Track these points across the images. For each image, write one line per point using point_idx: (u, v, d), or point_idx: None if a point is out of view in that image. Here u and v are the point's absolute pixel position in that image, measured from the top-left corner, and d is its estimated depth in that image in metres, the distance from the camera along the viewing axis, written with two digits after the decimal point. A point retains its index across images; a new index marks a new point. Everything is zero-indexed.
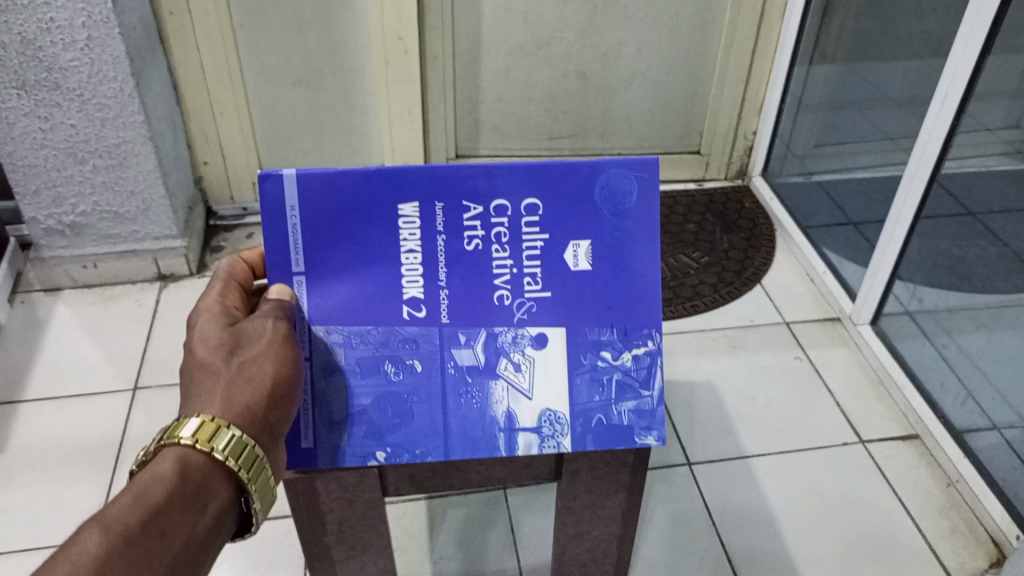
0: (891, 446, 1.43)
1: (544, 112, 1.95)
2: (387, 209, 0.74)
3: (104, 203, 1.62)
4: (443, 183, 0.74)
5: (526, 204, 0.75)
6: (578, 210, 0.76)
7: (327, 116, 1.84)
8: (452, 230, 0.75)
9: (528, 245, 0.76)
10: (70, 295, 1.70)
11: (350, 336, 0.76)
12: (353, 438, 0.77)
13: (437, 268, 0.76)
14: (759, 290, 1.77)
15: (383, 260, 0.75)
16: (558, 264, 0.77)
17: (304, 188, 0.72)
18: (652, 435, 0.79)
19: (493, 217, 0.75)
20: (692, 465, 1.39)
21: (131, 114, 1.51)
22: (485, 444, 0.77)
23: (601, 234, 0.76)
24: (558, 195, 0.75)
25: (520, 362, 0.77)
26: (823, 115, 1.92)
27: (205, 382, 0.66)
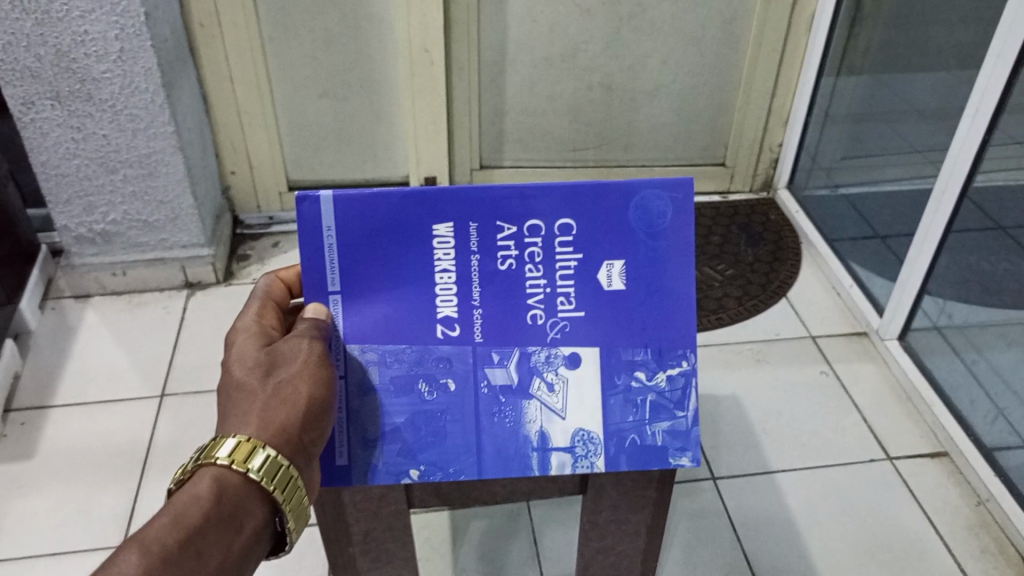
0: (919, 463, 1.41)
1: (568, 123, 1.95)
2: (422, 229, 0.75)
3: (134, 211, 1.64)
4: (478, 203, 0.75)
5: (560, 224, 0.76)
6: (613, 230, 0.76)
7: (353, 127, 1.86)
8: (486, 250, 0.76)
9: (561, 265, 0.77)
10: (99, 302, 1.73)
11: (385, 355, 0.77)
12: (386, 456, 0.78)
13: (471, 288, 0.77)
14: (785, 304, 1.76)
15: (418, 280, 0.76)
16: (592, 285, 0.77)
17: (341, 209, 0.73)
18: (686, 457, 0.78)
19: (527, 237, 0.76)
20: (717, 480, 1.38)
21: (162, 125, 1.53)
22: (518, 463, 0.78)
23: (635, 254, 0.76)
24: (593, 216, 0.76)
25: (553, 382, 0.77)
26: (848, 126, 1.86)
27: (242, 402, 0.68)
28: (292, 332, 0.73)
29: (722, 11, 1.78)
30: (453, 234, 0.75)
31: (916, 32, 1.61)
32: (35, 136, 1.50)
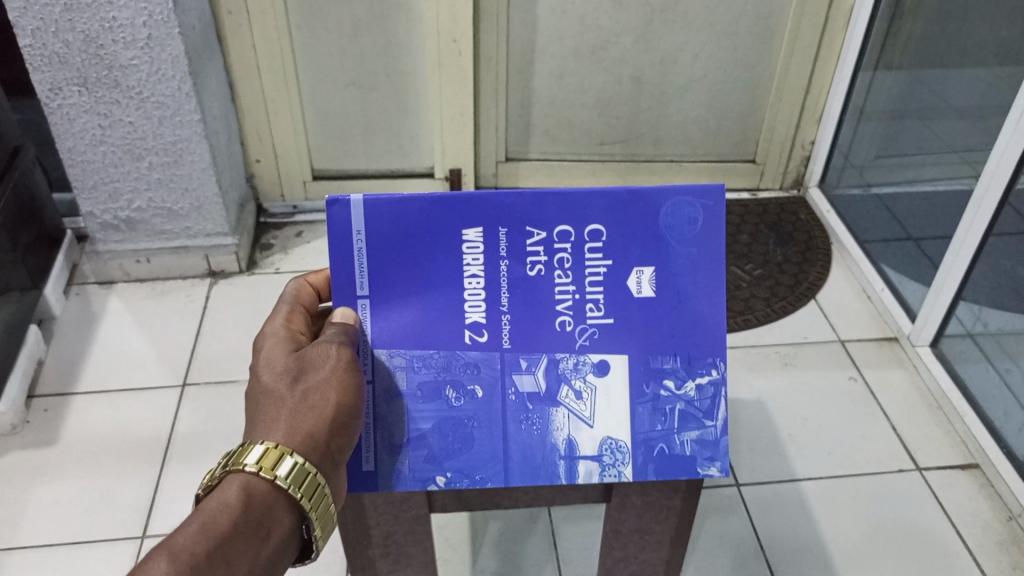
0: (948, 474, 1.38)
1: (596, 117, 1.92)
2: (450, 234, 0.73)
3: (159, 199, 1.64)
4: (507, 209, 0.73)
5: (590, 230, 0.74)
6: (643, 237, 0.74)
7: (379, 117, 1.84)
8: (515, 256, 0.74)
9: (591, 272, 0.74)
10: (124, 288, 1.73)
11: (412, 360, 0.75)
12: (413, 463, 0.76)
13: (499, 294, 0.75)
14: (814, 306, 1.72)
15: (446, 285, 0.74)
16: (622, 292, 0.75)
17: (370, 214, 0.72)
18: (715, 467, 0.76)
19: (556, 243, 0.74)
20: (740, 486, 1.36)
21: (188, 113, 1.52)
22: (545, 471, 0.75)
23: (665, 261, 0.74)
24: (623, 222, 0.74)
25: (582, 390, 0.75)
26: (884, 124, 1.82)
27: (271, 409, 0.67)
28: (320, 337, 0.71)
29: (757, 5, 1.74)
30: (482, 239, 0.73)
31: (957, 28, 1.56)
32: (62, 122, 1.50)
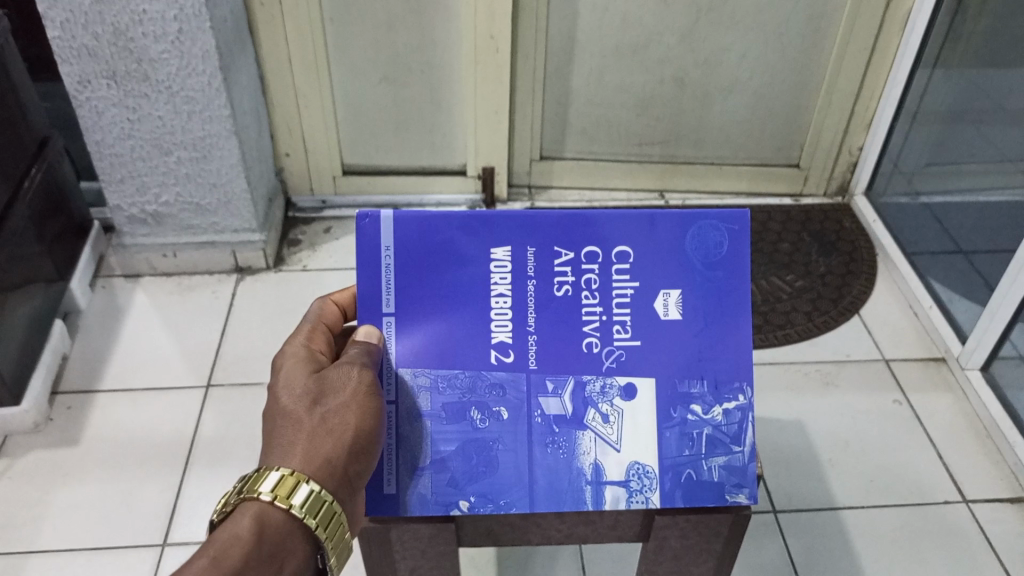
0: (998, 509, 1.32)
1: (635, 117, 1.86)
2: (478, 251, 0.69)
3: (187, 194, 1.61)
4: (534, 228, 0.69)
5: (617, 251, 0.69)
6: (669, 259, 0.69)
7: (412, 113, 1.79)
8: (542, 275, 0.70)
9: (617, 294, 0.70)
10: (149, 282, 1.70)
11: (436, 380, 0.70)
12: (433, 486, 0.70)
13: (526, 314, 0.70)
14: (857, 322, 1.66)
15: (472, 303, 0.69)
16: (650, 315, 0.70)
17: (399, 230, 0.68)
18: (743, 494, 0.71)
19: (584, 264, 0.69)
20: (777, 513, 1.31)
21: (217, 108, 1.49)
22: (571, 497, 0.69)
23: (693, 284, 0.69)
24: (651, 244, 0.69)
25: (609, 414, 0.69)
26: (937, 128, 1.74)
27: (293, 430, 0.63)
28: (341, 358, 0.67)
29: (809, 6, 1.66)
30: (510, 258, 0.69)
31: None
32: (90, 115, 1.46)
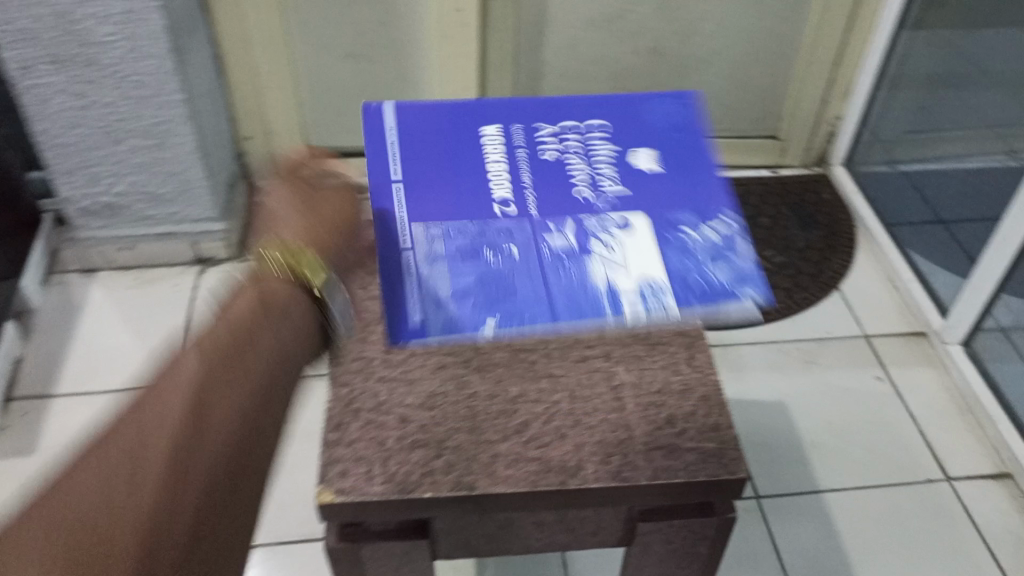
0: (981, 486, 1.30)
1: (609, 90, 1.80)
2: (469, 127, 0.73)
3: (142, 183, 1.53)
4: (517, 109, 0.75)
5: (591, 124, 0.74)
6: (636, 128, 0.73)
7: (378, 93, 1.72)
8: (529, 143, 0.72)
9: (599, 156, 0.71)
10: (107, 276, 1.63)
11: (447, 231, 0.66)
12: (438, 323, 0.62)
13: (520, 176, 0.70)
14: (837, 297, 1.63)
15: (471, 173, 0.70)
16: (632, 169, 0.70)
17: (403, 116, 0.74)
18: (754, 293, 0.61)
19: (566, 131, 0.73)
20: (760, 499, 1.28)
21: (170, 93, 1.41)
22: (585, 311, 0.61)
23: (666, 144, 0.71)
24: (622, 117, 0.74)
25: (610, 240, 0.65)
26: (919, 96, 1.71)
27: (187, 370, 0.62)
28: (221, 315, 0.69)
29: None
30: (501, 133, 0.73)
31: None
32: (34, 103, 1.38)
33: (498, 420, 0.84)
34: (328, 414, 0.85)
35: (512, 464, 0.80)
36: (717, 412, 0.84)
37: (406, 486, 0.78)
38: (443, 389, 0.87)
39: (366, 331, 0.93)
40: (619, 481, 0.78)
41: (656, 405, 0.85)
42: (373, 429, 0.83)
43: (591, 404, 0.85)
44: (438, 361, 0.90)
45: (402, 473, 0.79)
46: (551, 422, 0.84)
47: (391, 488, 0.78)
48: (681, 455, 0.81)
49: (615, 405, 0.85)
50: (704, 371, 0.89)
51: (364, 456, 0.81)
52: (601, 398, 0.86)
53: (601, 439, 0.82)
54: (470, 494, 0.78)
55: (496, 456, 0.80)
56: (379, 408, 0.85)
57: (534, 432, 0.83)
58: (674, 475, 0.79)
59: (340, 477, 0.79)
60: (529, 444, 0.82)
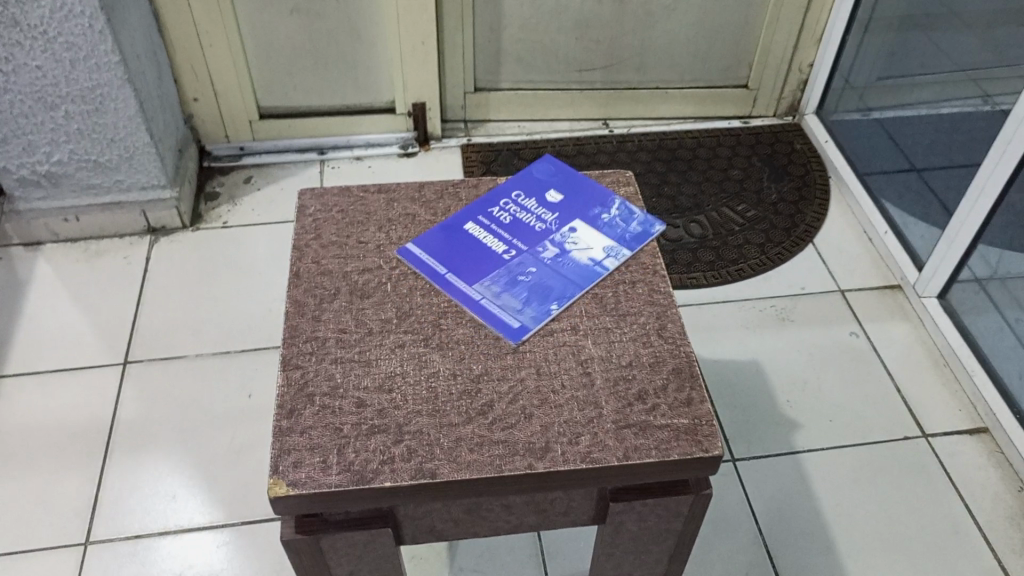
0: (956, 441, 1.29)
1: (574, 41, 1.73)
2: (473, 244, 0.95)
3: (82, 151, 1.44)
4: (479, 210, 1.00)
5: (518, 197, 1.03)
6: (532, 177, 1.06)
7: (330, 48, 1.63)
8: (501, 224, 0.98)
9: (536, 206, 1.01)
10: (52, 250, 1.55)
11: None
12: None
13: (525, 255, 0.94)
14: (811, 251, 1.60)
15: (484, 248, 0.95)
16: (558, 203, 1.02)
17: (427, 252, 0.94)
18: None
19: (512, 208, 1.01)
20: (736, 462, 1.26)
21: (104, 54, 1.32)
22: None
23: (559, 182, 1.05)
24: (526, 181, 1.05)
25: None
26: (891, 39, 1.64)
27: None
28: None
29: None
30: (467, 207, 1.01)
31: None
32: None
33: (460, 401, 0.79)
34: (279, 400, 0.79)
35: (476, 449, 0.76)
36: (689, 387, 0.81)
37: (365, 476, 0.73)
38: (402, 369, 0.82)
39: (318, 310, 0.87)
40: (589, 463, 0.75)
41: (626, 380, 0.82)
42: (328, 415, 0.78)
43: (559, 382, 0.81)
44: (396, 340, 0.85)
45: (360, 461, 0.74)
46: (516, 402, 0.80)
47: (348, 478, 0.73)
48: (653, 433, 0.77)
49: (583, 382, 0.81)
50: (676, 343, 0.85)
51: (320, 444, 0.76)
52: (569, 374, 0.82)
53: (569, 418, 0.78)
54: (432, 482, 0.73)
55: (460, 440, 0.76)
56: (334, 391, 0.80)
57: (499, 413, 0.78)
58: (646, 455, 0.75)
59: (294, 468, 0.74)
60: (494, 426, 0.77)
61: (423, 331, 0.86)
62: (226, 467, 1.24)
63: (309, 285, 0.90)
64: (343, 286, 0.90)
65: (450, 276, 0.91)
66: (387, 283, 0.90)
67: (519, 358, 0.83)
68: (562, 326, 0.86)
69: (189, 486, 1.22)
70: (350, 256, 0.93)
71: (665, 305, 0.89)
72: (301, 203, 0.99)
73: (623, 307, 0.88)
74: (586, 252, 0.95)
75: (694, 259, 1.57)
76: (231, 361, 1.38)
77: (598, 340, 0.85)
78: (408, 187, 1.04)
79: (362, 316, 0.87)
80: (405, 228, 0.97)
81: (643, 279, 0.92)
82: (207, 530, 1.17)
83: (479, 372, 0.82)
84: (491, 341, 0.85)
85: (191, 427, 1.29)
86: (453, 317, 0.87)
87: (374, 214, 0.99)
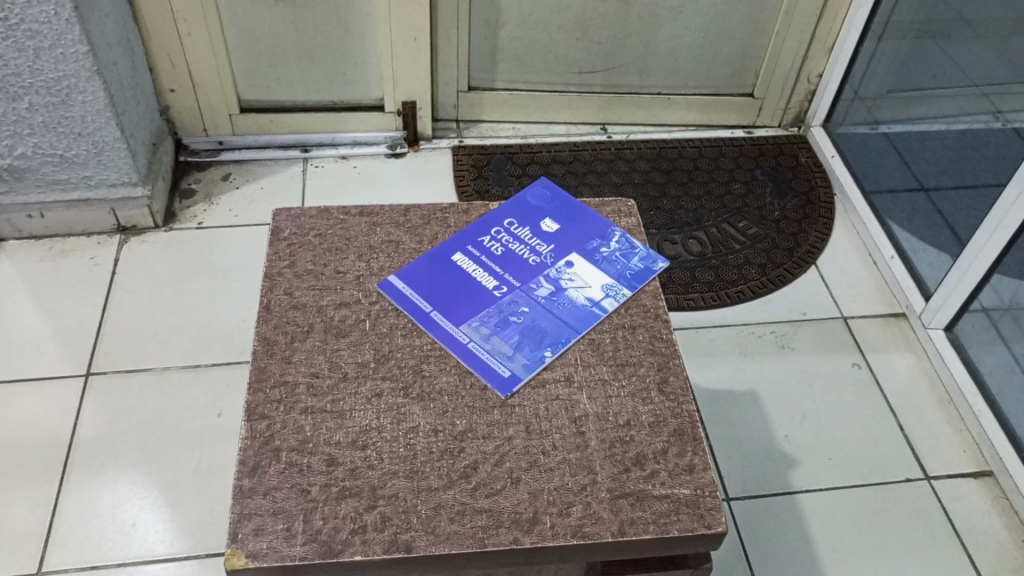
0: (960, 485, 1.24)
1: (574, 41, 1.64)
2: (461, 278, 0.88)
3: (47, 145, 1.35)
4: (468, 240, 0.93)
5: (511, 226, 0.95)
6: (526, 204, 0.98)
7: (316, 41, 1.54)
8: (492, 255, 0.91)
9: (529, 237, 0.94)
10: (15, 248, 1.46)
11: None
12: None
13: (516, 291, 0.87)
14: (813, 273, 1.54)
15: (473, 283, 0.88)
16: (554, 233, 0.95)
17: (410, 286, 0.87)
18: None
19: (504, 237, 0.93)
20: (731, 501, 1.20)
21: (72, 43, 1.23)
22: None
23: (554, 211, 0.98)
24: (518, 207, 0.98)
25: None
26: (902, 51, 1.56)
27: None
28: None
29: None
30: (457, 235, 0.94)
31: None
32: None
33: (441, 461, 0.72)
34: (242, 455, 0.72)
35: (456, 519, 0.69)
36: (691, 451, 0.74)
37: (332, 549, 0.66)
38: (379, 423, 0.75)
39: (289, 350, 0.80)
40: (580, 538, 0.68)
41: (622, 442, 0.75)
42: (295, 474, 0.71)
43: (550, 442, 0.74)
44: (373, 388, 0.77)
45: (328, 531, 0.67)
46: (503, 464, 0.72)
47: (314, 549, 0.66)
48: (652, 505, 0.70)
49: (576, 442, 0.74)
50: (678, 400, 0.78)
51: (284, 509, 0.68)
52: (561, 433, 0.75)
53: (560, 485, 0.71)
54: (407, 556, 0.66)
55: (439, 508, 0.69)
56: (302, 447, 0.73)
57: (483, 477, 0.71)
58: (643, 530, 0.68)
59: (254, 537, 0.67)
60: (477, 493, 0.70)
61: (404, 378, 0.78)
62: (191, 491, 1.17)
63: (280, 321, 0.82)
64: (317, 322, 0.82)
65: (436, 315, 0.84)
66: (366, 320, 0.83)
67: (507, 413, 0.76)
68: (555, 376, 0.79)
69: (151, 511, 1.14)
70: (326, 288, 0.86)
71: (667, 355, 0.82)
72: (275, 225, 0.92)
73: (622, 356, 0.81)
74: (583, 290, 0.88)
75: (692, 279, 1.50)
76: (200, 375, 1.30)
77: (594, 394, 0.78)
78: (393, 209, 0.96)
79: (337, 359, 0.79)
80: (387, 257, 0.90)
81: (643, 323, 0.84)
82: (167, 561, 1.10)
83: (463, 428, 0.75)
84: (478, 393, 0.78)
85: (155, 447, 1.21)
86: (436, 362, 0.80)
87: (355, 240, 0.91)
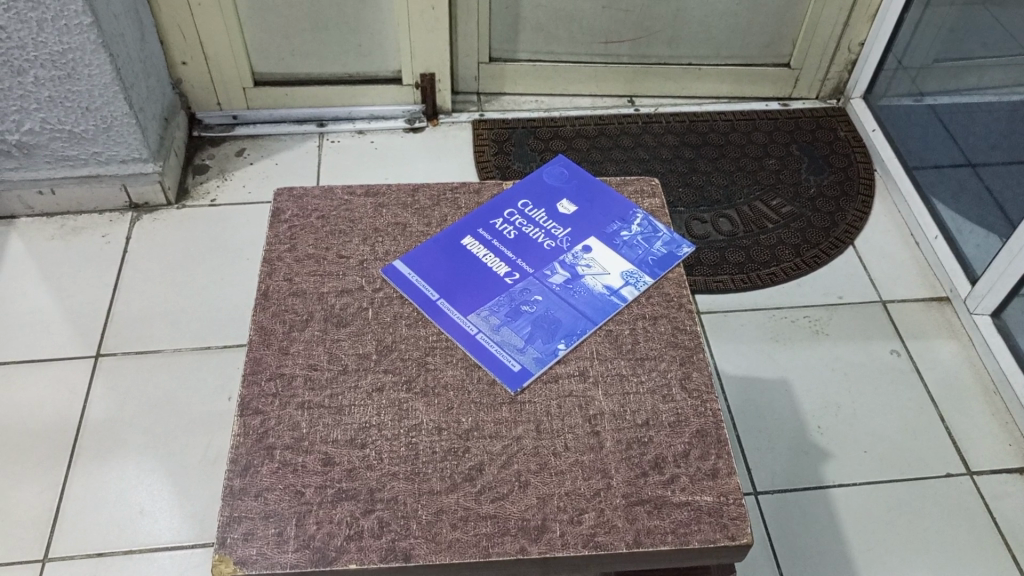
0: (1006, 481, 1.16)
1: (600, 10, 1.57)
2: (470, 264, 0.83)
3: (55, 120, 1.31)
4: (480, 223, 0.87)
5: (525, 208, 0.89)
6: (542, 185, 0.92)
7: (330, 11, 1.48)
8: (504, 239, 0.85)
9: (544, 220, 0.88)
10: (27, 225, 1.44)
11: None
12: None
13: (528, 278, 0.81)
14: (851, 254, 1.46)
15: (484, 269, 0.82)
16: (571, 215, 0.89)
17: (416, 272, 0.81)
18: None
19: (518, 220, 0.88)
20: (759, 495, 1.14)
21: (75, 14, 1.18)
22: None
23: (572, 191, 0.92)
24: (535, 188, 0.92)
25: None
26: (951, 18, 1.46)
27: None
28: None
29: None
30: (468, 218, 0.88)
31: None
32: None
33: (444, 462, 0.67)
34: (233, 453, 0.68)
35: (459, 526, 0.64)
36: (715, 454, 0.69)
37: (326, 556, 0.62)
38: (380, 420, 0.70)
39: (286, 341, 0.75)
40: (593, 548, 0.63)
41: (640, 443, 0.69)
42: (288, 474, 0.66)
43: (562, 442, 0.69)
44: (374, 382, 0.73)
45: (322, 536, 0.63)
46: (511, 467, 0.67)
47: (306, 556, 0.62)
48: (671, 513, 0.65)
49: (590, 443, 0.69)
50: (703, 399, 0.72)
51: (276, 511, 0.64)
52: (574, 433, 0.70)
53: (571, 490, 0.66)
54: (405, 565, 0.62)
55: (441, 513, 0.64)
56: (297, 445, 0.68)
57: (489, 480, 0.66)
58: (660, 540, 0.63)
59: (244, 542, 0.62)
60: (482, 497, 0.65)
61: (407, 371, 0.74)
62: (198, 477, 1.14)
63: (279, 309, 0.78)
64: (317, 310, 0.78)
65: (443, 303, 0.79)
66: (368, 309, 0.78)
67: (517, 410, 0.71)
68: (569, 370, 0.74)
69: (159, 497, 1.12)
70: (327, 273, 0.81)
71: (690, 349, 0.76)
72: (276, 206, 0.87)
73: (642, 350, 0.76)
74: (601, 277, 0.82)
75: (722, 259, 1.43)
76: (210, 358, 1.27)
77: (611, 391, 0.73)
78: (401, 190, 0.91)
79: (337, 350, 0.75)
80: (393, 241, 0.85)
81: (666, 314, 0.79)
82: (174, 549, 1.07)
83: (468, 427, 0.70)
84: (485, 388, 0.73)
85: (164, 431, 1.18)
86: (441, 355, 0.75)
87: (359, 222, 0.87)
